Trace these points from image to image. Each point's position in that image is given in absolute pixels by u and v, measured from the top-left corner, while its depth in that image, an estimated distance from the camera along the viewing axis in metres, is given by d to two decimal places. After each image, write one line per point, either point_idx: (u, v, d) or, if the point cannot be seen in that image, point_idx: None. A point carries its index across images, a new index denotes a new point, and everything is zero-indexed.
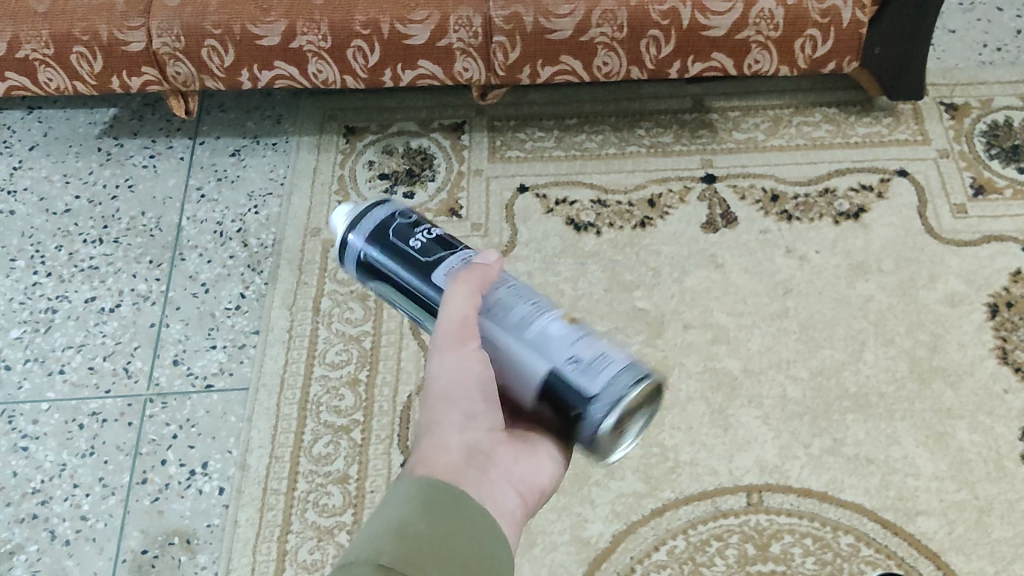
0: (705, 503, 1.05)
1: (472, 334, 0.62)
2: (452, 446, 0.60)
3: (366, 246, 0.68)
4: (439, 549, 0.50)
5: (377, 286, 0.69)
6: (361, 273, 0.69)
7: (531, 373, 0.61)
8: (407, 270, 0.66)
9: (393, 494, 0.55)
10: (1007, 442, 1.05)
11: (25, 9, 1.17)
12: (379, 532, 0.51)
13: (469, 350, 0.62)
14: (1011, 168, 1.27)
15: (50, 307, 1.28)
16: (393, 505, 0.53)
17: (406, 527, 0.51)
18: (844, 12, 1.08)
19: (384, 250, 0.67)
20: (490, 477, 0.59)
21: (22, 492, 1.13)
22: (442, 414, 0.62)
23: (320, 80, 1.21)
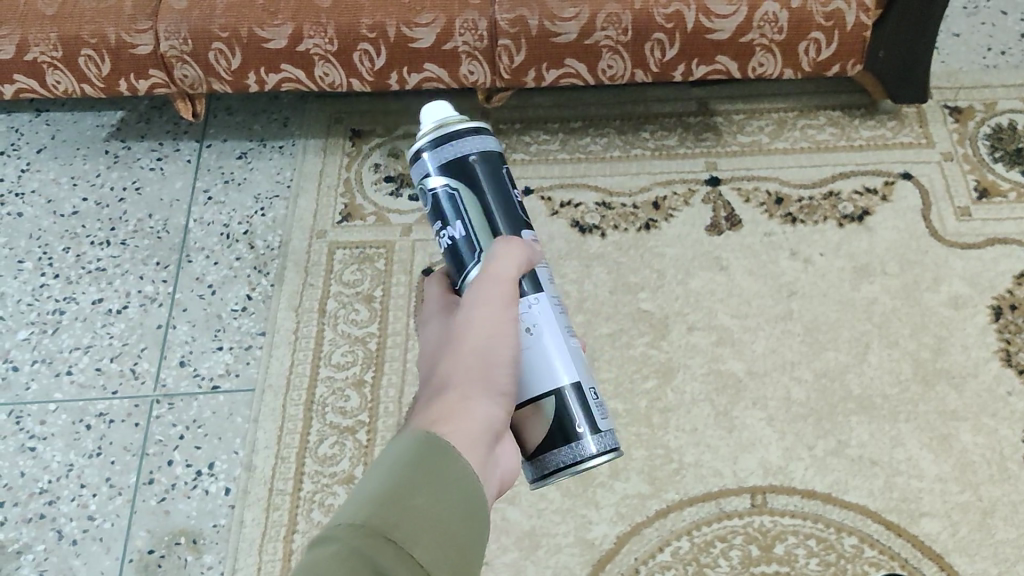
0: (709, 504, 1.05)
1: (508, 302, 0.58)
2: (474, 410, 0.53)
3: (454, 157, 0.61)
4: (444, 531, 0.44)
5: (431, 196, 0.62)
6: (426, 177, 0.62)
7: (543, 381, 0.59)
8: (480, 208, 0.61)
9: (395, 450, 0.49)
10: (1010, 444, 1.06)
11: (33, 12, 1.18)
12: (375, 496, 0.44)
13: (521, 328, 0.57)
14: (1015, 171, 1.27)
15: (57, 308, 1.29)
16: (385, 468, 0.47)
17: (409, 494, 0.44)
18: (849, 15, 1.09)
19: (473, 179, 0.61)
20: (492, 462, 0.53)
21: (30, 492, 1.13)
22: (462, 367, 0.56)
23: (326, 82, 1.22)
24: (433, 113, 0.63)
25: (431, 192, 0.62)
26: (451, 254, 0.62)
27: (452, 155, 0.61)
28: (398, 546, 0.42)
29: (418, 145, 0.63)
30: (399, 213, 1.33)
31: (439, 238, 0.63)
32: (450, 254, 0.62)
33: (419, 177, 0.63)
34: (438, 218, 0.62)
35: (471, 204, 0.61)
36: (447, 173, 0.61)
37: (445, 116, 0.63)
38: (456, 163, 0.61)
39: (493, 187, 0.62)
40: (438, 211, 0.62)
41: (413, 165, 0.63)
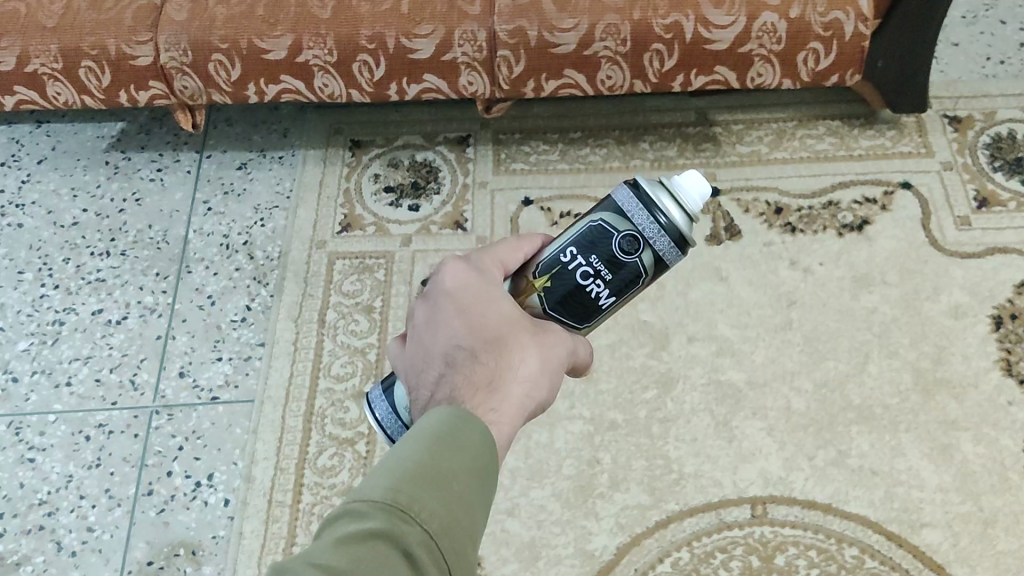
0: (709, 514, 1.05)
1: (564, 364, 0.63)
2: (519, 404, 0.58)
3: (667, 252, 0.61)
4: (472, 530, 0.48)
5: (617, 239, 0.61)
6: (635, 229, 0.60)
7: None
8: (623, 296, 0.63)
9: (442, 423, 0.52)
10: (1012, 454, 1.05)
11: (33, 24, 1.18)
12: (413, 474, 0.47)
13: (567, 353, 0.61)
14: (1015, 180, 1.27)
15: (57, 319, 1.29)
16: (423, 444, 0.50)
17: (449, 488, 0.48)
18: (848, 26, 1.09)
19: (649, 276, 0.62)
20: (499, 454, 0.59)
21: (29, 503, 1.13)
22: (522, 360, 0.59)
23: (326, 94, 1.22)
24: (694, 189, 0.60)
25: (621, 241, 0.61)
26: (569, 287, 0.63)
27: (668, 250, 0.61)
28: (430, 542, 0.45)
29: (649, 191, 0.61)
30: (399, 224, 1.33)
31: (579, 255, 0.62)
32: (568, 289, 0.63)
33: (626, 213, 0.61)
34: (597, 261, 0.62)
35: (628, 286, 0.62)
36: (648, 256, 0.60)
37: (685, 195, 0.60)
38: (659, 259, 0.61)
39: (646, 285, 0.63)
40: (606, 253, 0.61)
41: (635, 202, 0.61)
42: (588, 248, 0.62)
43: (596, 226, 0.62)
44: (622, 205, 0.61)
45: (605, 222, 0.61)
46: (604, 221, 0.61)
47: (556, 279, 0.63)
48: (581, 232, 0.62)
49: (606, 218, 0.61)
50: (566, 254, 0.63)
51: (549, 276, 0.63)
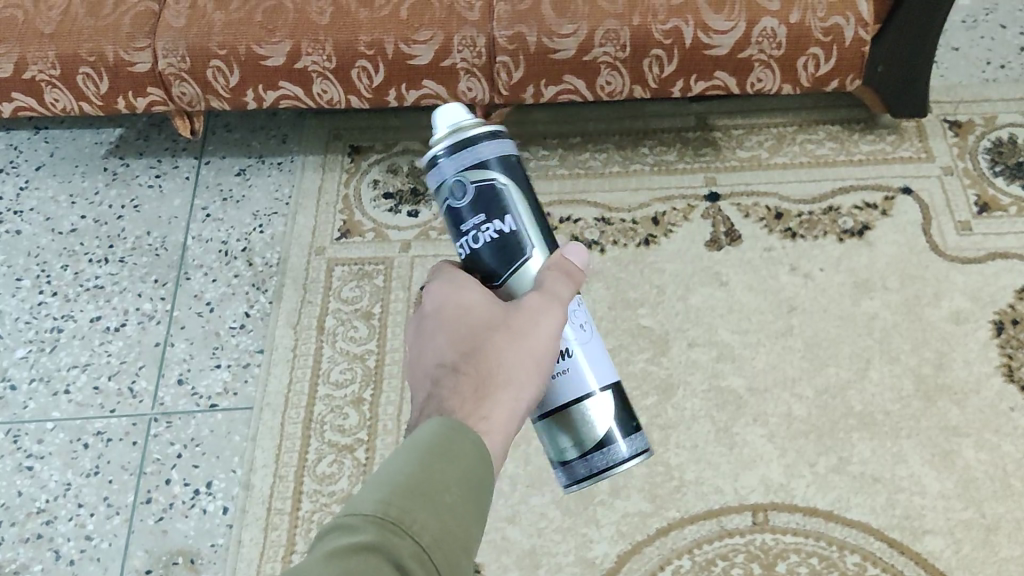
0: (710, 522, 1.05)
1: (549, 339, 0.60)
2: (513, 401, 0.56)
3: (502, 140, 0.59)
4: (469, 542, 0.47)
5: (458, 193, 0.59)
6: (486, 160, 0.58)
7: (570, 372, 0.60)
8: (521, 200, 0.60)
9: (433, 436, 0.51)
10: (1014, 460, 1.05)
11: (31, 31, 1.18)
12: (404, 486, 0.47)
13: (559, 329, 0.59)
14: (1015, 185, 1.27)
15: (55, 326, 1.28)
16: (416, 456, 0.49)
17: (442, 498, 0.47)
18: (848, 31, 1.08)
19: (505, 171, 0.59)
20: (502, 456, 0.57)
21: (27, 511, 1.13)
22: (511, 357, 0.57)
23: (324, 99, 1.21)
24: (454, 110, 0.58)
25: (462, 191, 0.58)
26: (510, 244, 0.59)
27: (501, 140, 0.59)
28: (425, 553, 0.44)
29: (430, 151, 0.59)
30: (399, 230, 1.32)
31: (465, 234, 0.60)
32: (492, 246, 0.59)
33: (461, 162, 0.58)
34: (499, 204, 0.59)
35: (524, 189, 0.60)
36: (485, 167, 0.58)
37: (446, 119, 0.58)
38: (492, 162, 0.58)
39: (521, 176, 0.60)
40: (467, 207, 0.59)
41: (457, 153, 0.58)
42: (487, 208, 0.59)
43: (461, 198, 0.59)
44: (452, 166, 0.58)
45: (459, 191, 0.58)
46: (464, 187, 0.58)
47: (479, 257, 0.60)
48: (467, 214, 0.59)
49: (460, 185, 0.58)
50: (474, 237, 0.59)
51: (480, 263, 0.60)
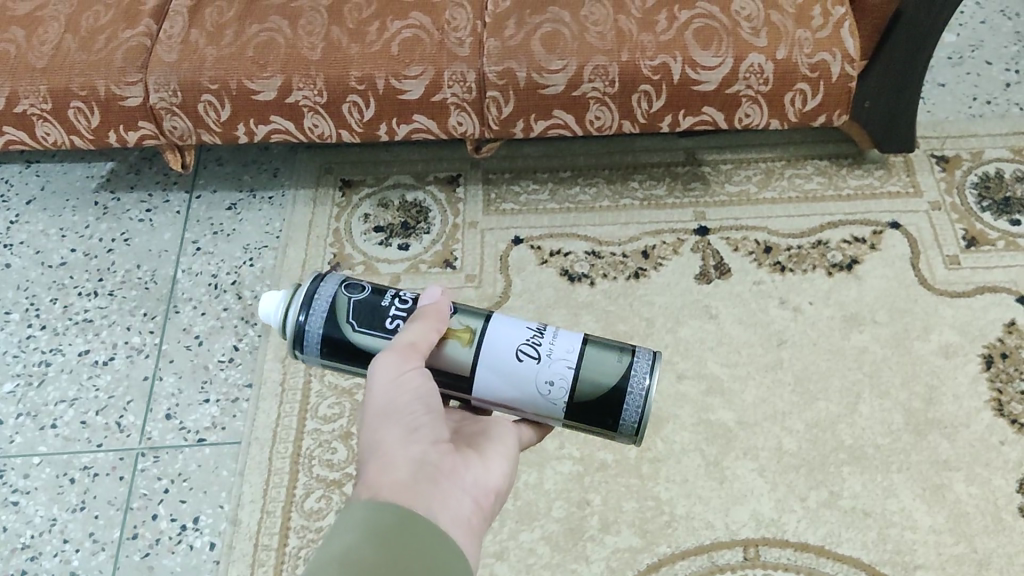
0: (701, 557, 1.04)
1: (405, 357, 0.62)
2: (398, 462, 0.59)
3: (338, 282, 0.66)
4: (400, 575, 0.49)
5: (338, 353, 0.65)
6: (325, 324, 0.65)
7: (548, 415, 0.66)
8: (371, 318, 0.65)
9: (346, 516, 0.54)
10: (1005, 495, 1.05)
11: (23, 65, 1.18)
12: (323, 563, 0.49)
13: (410, 371, 0.62)
14: (1003, 220, 1.28)
15: (43, 360, 1.28)
16: (341, 535, 0.52)
17: (353, 557, 0.49)
18: (834, 67, 1.09)
19: (343, 309, 0.65)
20: (442, 488, 0.58)
21: (12, 547, 1.12)
22: (382, 433, 0.61)
23: (316, 134, 1.22)
24: (272, 299, 0.66)
25: (328, 345, 0.65)
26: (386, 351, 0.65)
27: (328, 291, 0.66)
28: None
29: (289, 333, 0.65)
30: (389, 263, 1.32)
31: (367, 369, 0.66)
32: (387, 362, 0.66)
33: (329, 301, 0.65)
34: (359, 357, 0.65)
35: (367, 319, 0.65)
36: (325, 322, 0.65)
37: (282, 304, 0.66)
38: (329, 312, 0.65)
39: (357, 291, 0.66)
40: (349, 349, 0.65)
41: (308, 317, 0.65)
42: (365, 349, 0.65)
43: (368, 291, 0.67)
44: (314, 326, 0.65)
45: (354, 295, 0.66)
46: (349, 319, 0.65)
47: None
48: (376, 331, 0.65)
49: (347, 312, 0.65)
50: (394, 324, 0.66)
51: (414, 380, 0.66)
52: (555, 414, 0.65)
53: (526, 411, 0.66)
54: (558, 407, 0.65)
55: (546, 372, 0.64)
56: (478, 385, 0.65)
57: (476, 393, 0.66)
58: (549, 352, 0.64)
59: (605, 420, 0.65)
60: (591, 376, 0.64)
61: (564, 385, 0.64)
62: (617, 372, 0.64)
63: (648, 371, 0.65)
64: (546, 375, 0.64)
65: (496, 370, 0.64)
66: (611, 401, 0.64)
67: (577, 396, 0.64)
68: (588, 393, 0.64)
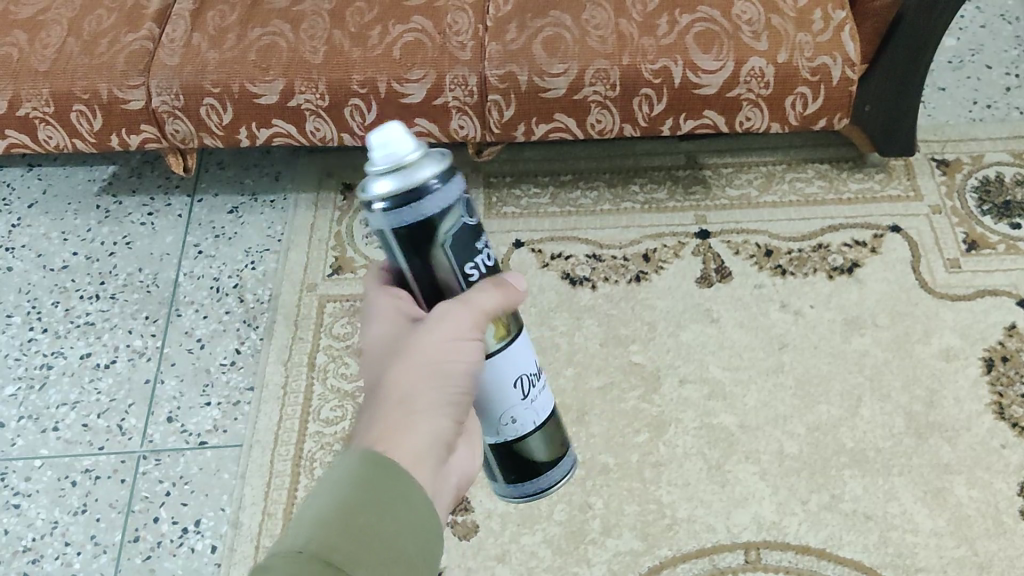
0: (702, 560, 1.04)
1: (476, 323, 0.57)
2: (427, 429, 0.56)
3: (459, 186, 0.54)
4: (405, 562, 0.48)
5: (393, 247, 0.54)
6: (418, 228, 0.52)
7: (483, 433, 0.65)
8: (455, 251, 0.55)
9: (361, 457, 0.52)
10: (1006, 498, 1.05)
11: (26, 69, 1.19)
12: (327, 518, 0.47)
13: (471, 338, 0.57)
14: (1003, 223, 1.28)
15: (45, 363, 1.28)
16: (347, 482, 0.50)
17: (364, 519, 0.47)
18: (835, 71, 1.10)
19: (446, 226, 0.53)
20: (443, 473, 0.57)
21: (13, 550, 1.12)
22: (417, 382, 0.57)
23: (318, 137, 1.22)
24: (396, 140, 0.51)
25: (397, 240, 0.53)
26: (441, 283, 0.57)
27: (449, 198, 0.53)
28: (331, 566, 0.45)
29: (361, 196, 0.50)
30: None
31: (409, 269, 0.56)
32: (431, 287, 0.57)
33: (443, 208, 0.52)
34: (411, 257, 0.54)
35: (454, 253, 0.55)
36: (417, 224, 0.52)
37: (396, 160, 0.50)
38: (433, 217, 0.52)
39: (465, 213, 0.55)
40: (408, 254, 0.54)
41: (410, 206, 0.51)
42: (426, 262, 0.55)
43: (473, 217, 0.55)
44: (408, 216, 0.52)
45: (463, 219, 0.54)
46: (443, 239, 0.54)
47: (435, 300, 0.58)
48: (453, 263, 0.55)
49: (446, 234, 0.54)
50: (471, 271, 0.57)
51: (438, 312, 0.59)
52: (483, 433, 0.65)
53: (474, 416, 0.64)
54: (490, 434, 0.65)
55: (521, 409, 0.63)
56: (473, 366, 0.60)
57: None
58: (534, 397, 0.64)
59: (521, 473, 0.68)
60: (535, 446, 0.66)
61: (516, 432, 0.64)
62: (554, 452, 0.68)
63: (558, 479, 0.70)
64: (518, 413, 0.63)
65: (501, 373, 0.61)
66: (538, 464, 0.67)
67: (520, 442, 0.65)
68: (524, 448, 0.66)
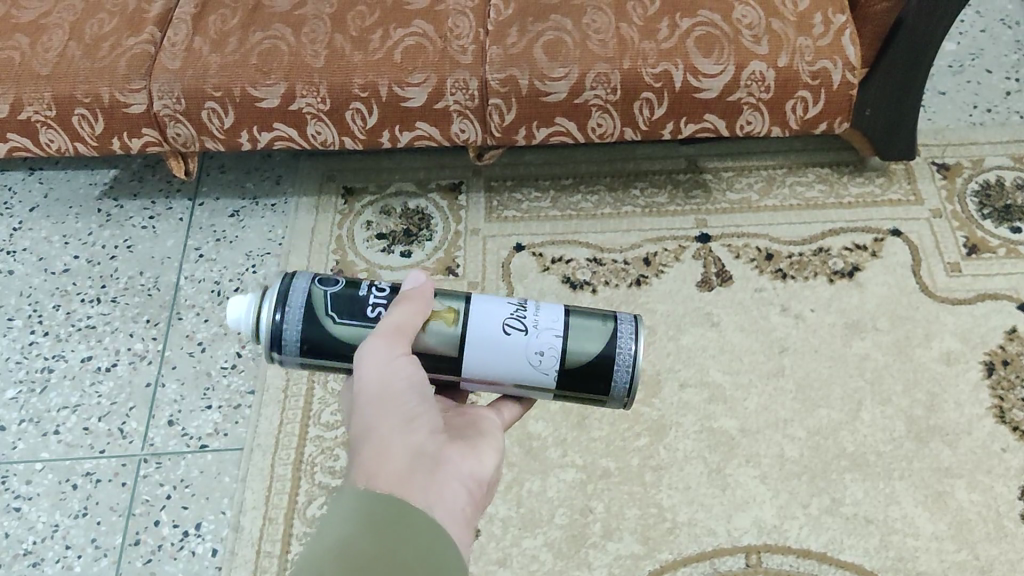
0: (703, 564, 1.04)
1: (391, 340, 0.63)
2: (396, 451, 0.59)
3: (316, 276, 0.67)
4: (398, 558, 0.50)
5: (323, 353, 0.65)
6: (302, 325, 0.64)
7: (539, 386, 0.66)
8: (348, 311, 0.65)
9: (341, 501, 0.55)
10: (1007, 502, 1.05)
11: (28, 72, 1.19)
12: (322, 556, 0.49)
13: (399, 357, 0.63)
14: (1004, 227, 1.28)
15: (46, 367, 1.28)
16: (335, 523, 0.53)
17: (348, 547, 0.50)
18: (835, 74, 1.10)
19: (326, 310, 0.65)
20: (438, 478, 0.58)
21: (14, 553, 1.12)
22: (378, 418, 0.61)
23: (319, 141, 1.23)
24: (239, 303, 0.65)
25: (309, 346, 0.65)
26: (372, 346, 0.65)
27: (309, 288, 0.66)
28: None
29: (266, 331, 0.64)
30: (391, 270, 1.33)
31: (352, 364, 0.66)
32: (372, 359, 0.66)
33: (304, 296, 0.65)
34: (341, 348, 0.65)
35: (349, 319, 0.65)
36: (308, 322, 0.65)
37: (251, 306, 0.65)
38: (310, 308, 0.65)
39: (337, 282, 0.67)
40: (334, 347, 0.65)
41: (284, 312, 0.64)
42: (348, 338, 0.65)
43: (340, 284, 0.67)
44: (292, 326, 0.64)
45: (325, 288, 0.66)
46: (327, 315, 0.65)
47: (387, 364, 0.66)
48: (350, 323, 0.65)
49: (323, 307, 0.65)
50: (377, 312, 0.66)
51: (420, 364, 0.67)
52: (549, 384, 0.66)
53: (513, 386, 0.66)
54: (551, 377, 0.66)
55: (532, 341, 0.65)
56: (466, 365, 0.66)
57: (465, 373, 0.66)
58: (533, 324, 0.65)
59: (597, 386, 0.66)
60: (577, 342, 0.65)
61: (554, 353, 0.65)
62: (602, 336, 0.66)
63: (632, 332, 0.67)
64: (533, 344, 0.65)
65: (480, 337, 0.65)
66: (602, 362, 0.66)
67: (566, 366, 0.65)
68: (577, 358, 0.65)
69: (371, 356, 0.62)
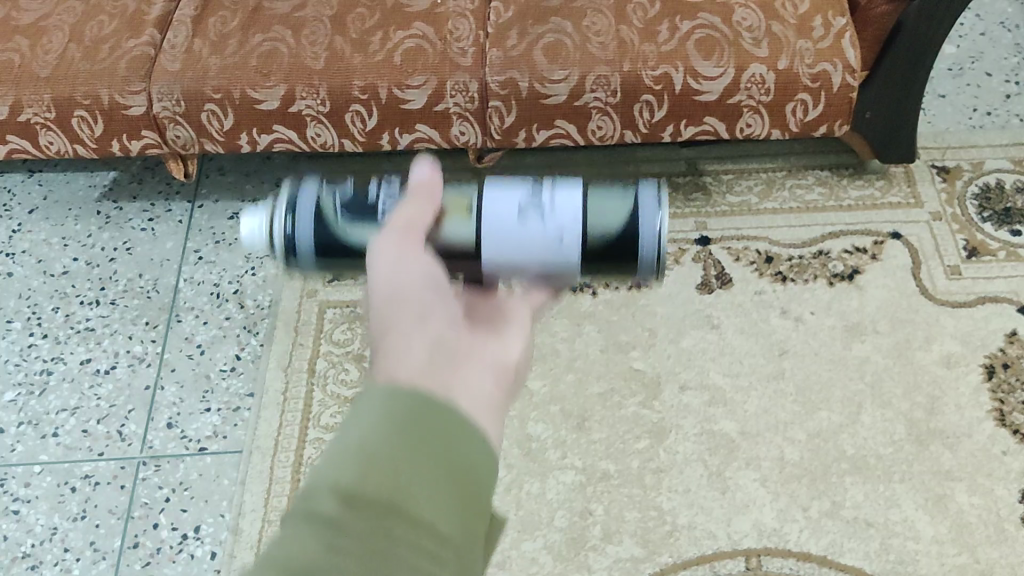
0: (703, 567, 1.04)
1: (405, 236, 0.59)
2: (416, 343, 0.53)
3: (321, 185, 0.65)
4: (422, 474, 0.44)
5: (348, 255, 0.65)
6: (307, 228, 0.64)
7: (559, 262, 0.63)
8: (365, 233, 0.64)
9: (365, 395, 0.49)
10: (1007, 505, 1.04)
11: (27, 74, 1.19)
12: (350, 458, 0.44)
13: (411, 250, 0.58)
14: (1004, 230, 1.28)
15: (45, 369, 1.28)
16: (362, 417, 0.47)
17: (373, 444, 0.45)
18: (835, 77, 1.10)
19: (334, 228, 0.64)
20: (461, 368, 0.53)
21: (12, 556, 1.11)
22: (395, 318, 0.56)
23: (319, 144, 1.22)
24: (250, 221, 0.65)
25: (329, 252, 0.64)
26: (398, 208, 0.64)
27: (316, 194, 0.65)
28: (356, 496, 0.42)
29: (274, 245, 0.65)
30: None
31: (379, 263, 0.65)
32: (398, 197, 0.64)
33: (310, 205, 0.65)
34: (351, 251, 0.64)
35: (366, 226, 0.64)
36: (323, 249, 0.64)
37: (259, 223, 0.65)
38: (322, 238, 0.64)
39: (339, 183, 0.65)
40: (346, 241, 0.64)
41: (293, 221, 0.64)
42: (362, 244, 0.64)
43: (346, 195, 0.65)
44: (301, 237, 0.64)
45: (334, 196, 0.65)
46: (333, 214, 0.64)
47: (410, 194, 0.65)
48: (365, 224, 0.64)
49: (333, 214, 0.64)
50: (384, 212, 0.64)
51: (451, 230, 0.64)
52: (568, 266, 0.63)
53: (536, 261, 0.62)
54: (570, 225, 0.62)
55: (549, 246, 0.62)
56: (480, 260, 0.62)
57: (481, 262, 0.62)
58: (551, 207, 0.62)
59: (622, 247, 0.63)
60: (599, 215, 0.62)
61: (573, 233, 0.62)
62: (623, 202, 0.63)
63: (658, 202, 0.63)
64: (551, 224, 0.62)
65: (496, 235, 0.62)
66: (628, 237, 0.63)
67: (588, 224, 0.62)
68: (600, 227, 0.62)
69: (383, 256, 0.58)
